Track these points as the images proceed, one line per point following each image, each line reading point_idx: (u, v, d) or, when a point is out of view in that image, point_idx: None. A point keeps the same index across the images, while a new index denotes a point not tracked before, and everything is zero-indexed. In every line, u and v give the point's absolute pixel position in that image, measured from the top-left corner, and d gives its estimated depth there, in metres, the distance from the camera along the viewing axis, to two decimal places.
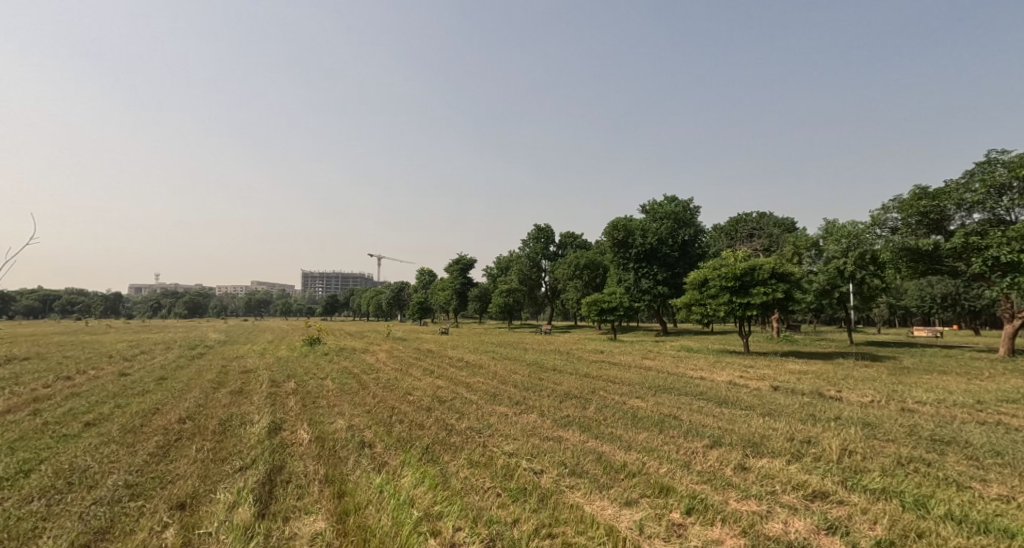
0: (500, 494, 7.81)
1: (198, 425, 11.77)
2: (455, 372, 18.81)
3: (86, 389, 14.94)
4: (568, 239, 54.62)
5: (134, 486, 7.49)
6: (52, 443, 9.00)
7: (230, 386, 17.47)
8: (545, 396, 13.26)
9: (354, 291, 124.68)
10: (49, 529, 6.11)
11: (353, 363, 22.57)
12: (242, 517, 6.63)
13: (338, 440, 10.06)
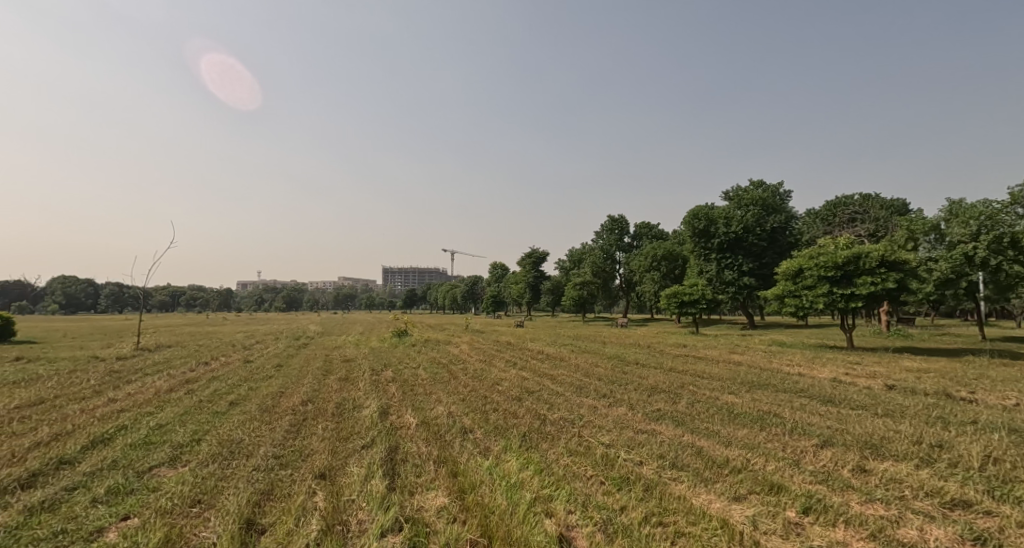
0: (603, 482, 7.95)
1: (317, 407, 12.89)
2: (538, 363, 19.13)
3: (222, 373, 16.85)
4: (643, 229, 52.90)
5: (281, 457, 8.43)
6: (208, 418, 10.29)
7: (337, 373, 18.98)
8: (632, 390, 13.20)
9: (432, 286, 128.59)
10: (227, 487, 7.09)
11: (439, 353, 23.55)
12: (378, 489, 7.31)
13: (442, 425, 10.64)
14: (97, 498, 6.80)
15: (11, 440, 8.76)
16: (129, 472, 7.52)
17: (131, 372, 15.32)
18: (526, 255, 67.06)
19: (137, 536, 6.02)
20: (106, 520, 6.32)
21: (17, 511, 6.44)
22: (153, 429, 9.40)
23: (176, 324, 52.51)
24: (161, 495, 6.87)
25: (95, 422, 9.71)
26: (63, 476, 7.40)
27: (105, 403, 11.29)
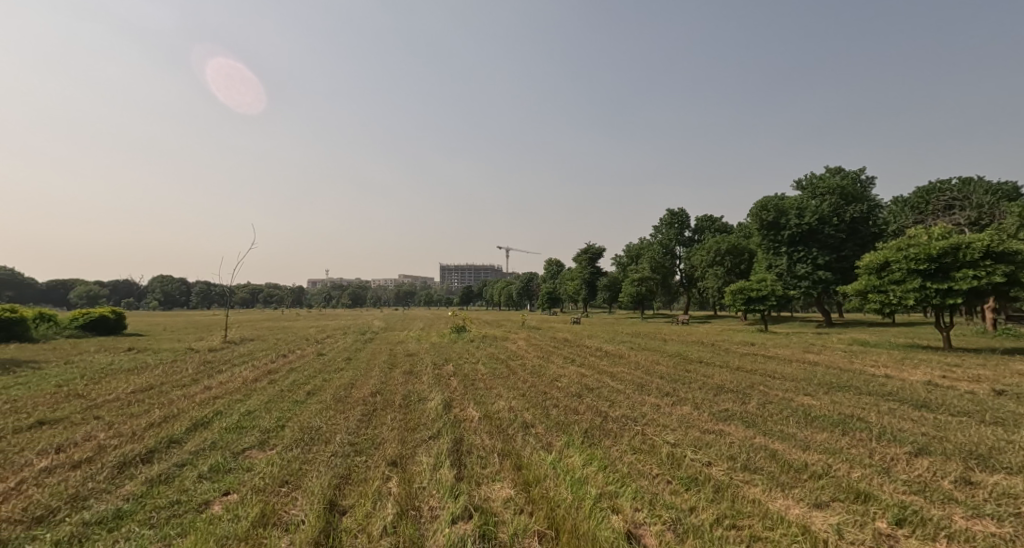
0: (670, 481, 7.78)
1: (385, 398, 13.37)
2: (596, 360, 18.99)
3: (299, 365, 17.88)
4: (705, 223, 51.18)
5: (356, 444, 8.83)
6: (290, 406, 10.93)
7: (402, 367, 19.61)
8: (697, 389, 12.82)
9: (488, 282, 129.67)
10: (310, 469, 7.54)
11: (497, 349, 23.79)
12: (448, 478, 7.51)
13: (504, 419, 10.75)
14: (201, 474, 7.39)
15: (128, 420, 9.66)
16: (227, 453, 8.12)
17: (222, 363, 16.54)
18: (582, 251, 66.39)
19: (237, 510, 6.49)
20: (211, 494, 6.86)
21: (139, 482, 7.10)
22: (243, 415, 10.09)
23: (255, 319, 56.06)
24: (255, 474, 7.39)
25: (195, 406, 10.55)
26: (171, 454, 8.09)
27: (202, 390, 12.23)
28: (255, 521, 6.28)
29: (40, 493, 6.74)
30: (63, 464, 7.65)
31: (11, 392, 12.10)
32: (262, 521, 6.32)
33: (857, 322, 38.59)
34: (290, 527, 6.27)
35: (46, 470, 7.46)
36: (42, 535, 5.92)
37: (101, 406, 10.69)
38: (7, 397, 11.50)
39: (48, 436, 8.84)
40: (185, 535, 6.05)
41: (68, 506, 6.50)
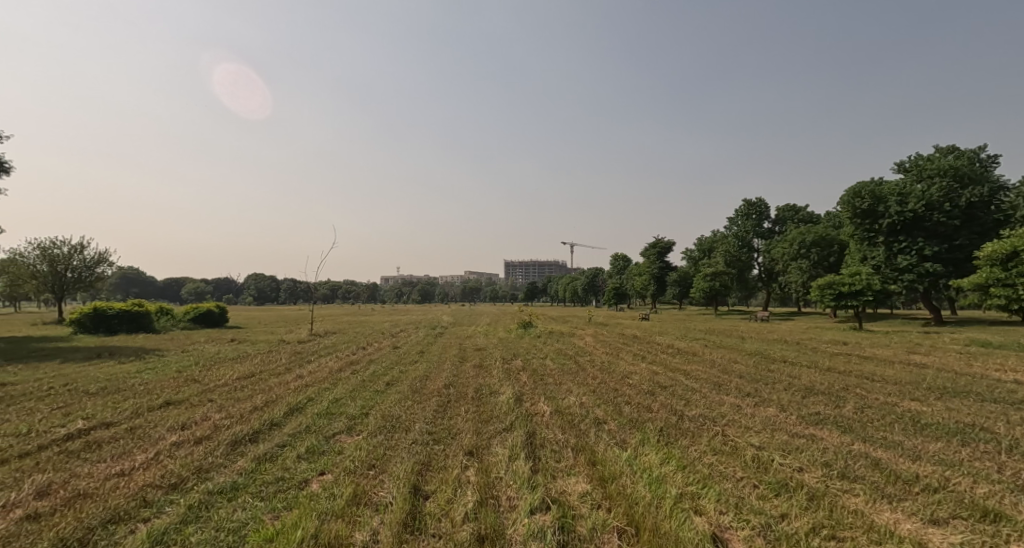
0: (756, 486, 7.45)
1: (458, 391, 13.67)
2: (668, 358, 18.49)
3: (376, 357, 18.70)
4: (788, 212, 48.42)
5: (434, 433, 9.12)
6: (371, 395, 11.44)
7: (472, 361, 20.02)
8: (781, 390, 12.15)
9: (554, 278, 129.10)
10: (394, 456, 7.91)
11: (565, 345, 23.72)
12: (524, 469, 7.61)
13: (576, 415, 10.69)
14: (299, 455, 7.91)
15: (235, 404, 10.50)
16: (320, 436, 8.65)
17: (309, 354, 17.61)
18: (650, 244, 64.62)
19: (333, 488, 6.91)
20: (309, 473, 7.34)
21: (249, 458, 7.70)
22: (332, 402, 10.69)
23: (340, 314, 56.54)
24: (346, 457, 7.84)
25: (289, 393, 11.30)
26: (273, 435, 8.71)
27: (295, 378, 13.06)
28: (349, 500, 6.66)
29: (171, 464, 7.48)
30: (186, 439, 8.43)
31: (138, 376, 13.47)
32: (355, 501, 6.68)
33: (977, 322, 33.15)
34: (379, 507, 6.59)
35: (172, 443, 8.26)
36: (175, 499, 6.56)
37: (212, 391, 11.68)
38: (136, 380, 12.82)
39: (172, 415, 9.77)
40: (290, 509, 6.50)
41: (193, 476, 7.16)
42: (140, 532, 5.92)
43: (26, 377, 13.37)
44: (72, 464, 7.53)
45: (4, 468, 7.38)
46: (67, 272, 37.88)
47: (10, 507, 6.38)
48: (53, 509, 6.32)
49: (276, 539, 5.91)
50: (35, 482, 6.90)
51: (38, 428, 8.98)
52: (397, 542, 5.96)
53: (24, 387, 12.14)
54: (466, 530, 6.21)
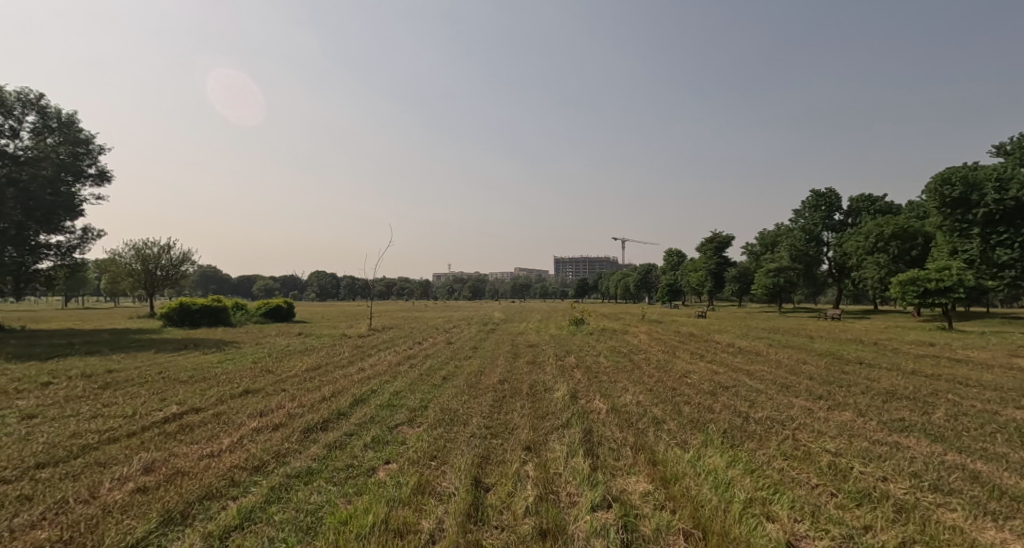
0: (834, 494, 7.13)
1: (513, 387, 13.75)
2: (729, 357, 17.90)
3: (432, 352, 19.11)
4: (862, 203, 45.55)
5: (491, 427, 9.25)
6: (430, 389, 11.71)
7: (524, 357, 20.09)
8: (858, 394, 11.51)
9: (604, 275, 127.38)
10: (454, 449, 8.09)
11: (618, 342, 23.39)
12: (584, 466, 7.60)
13: (633, 413, 10.53)
14: (365, 444, 8.23)
15: (305, 394, 11.03)
16: (383, 427, 8.97)
17: (370, 348, 18.21)
18: (708, 239, 62.64)
19: (399, 477, 7.15)
20: (376, 461, 7.63)
21: (320, 445, 8.10)
22: (392, 395, 11.04)
23: None
24: (408, 448, 8.11)
25: (354, 385, 11.76)
26: (341, 424, 9.10)
27: (358, 371, 13.56)
28: (414, 488, 6.87)
29: (253, 448, 7.95)
30: (265, 426, 8.94)
31: (220, 366, 14.38)
32: (420, 489, 6.89)
33: None
34: (443, 497, 6.76)
35: (254, 429, 8.77)
36: (259, 481, 6.97)
37: (285, 381, 12.31)
38: (218, 370, 13.69)
39: (251, 403, 10.38)
40: (361, 494, 6.77)
41: (273, 460, 7.58)
42: (231, 509, 6.31)
43: (125, 365, 14.54)
44: (170, 444, 8.13)
45: (114, 445, 8.05)
46: (156, 270, 40.87)
47: (122, 480, 6.94)
48: (157, 484, 6.83)
49: (350, 522, 6.16)
50: (140, 459, 7.50)
51: (140, 411, 9.77)
52: (462, 530, 6.11)
53: (125, 374, 13.23)
54: (528, 524, 6.27)
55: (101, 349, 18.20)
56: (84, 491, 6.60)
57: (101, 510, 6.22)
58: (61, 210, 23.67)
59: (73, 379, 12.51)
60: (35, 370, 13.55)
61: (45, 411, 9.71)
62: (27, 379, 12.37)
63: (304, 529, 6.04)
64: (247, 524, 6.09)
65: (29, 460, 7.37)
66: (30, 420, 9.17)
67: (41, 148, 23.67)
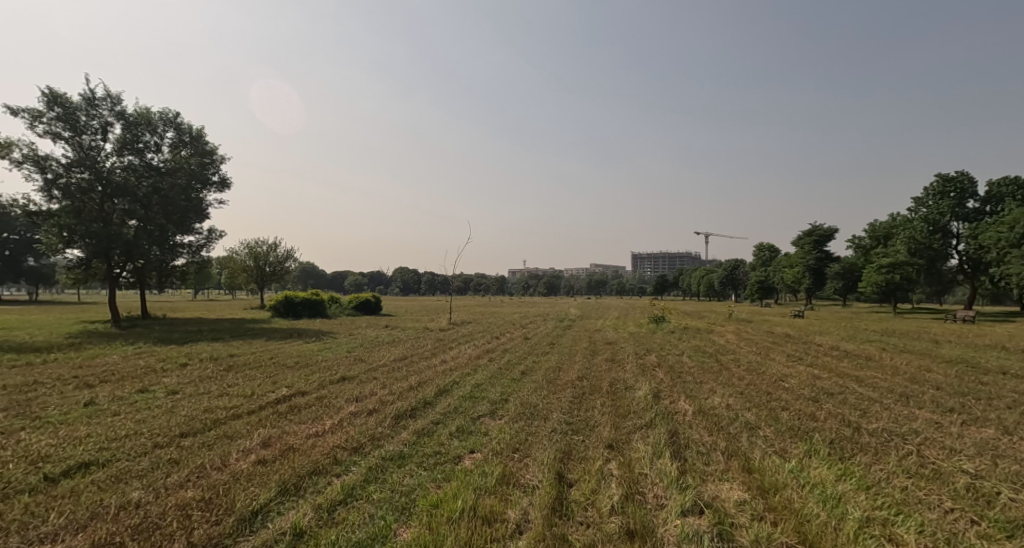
0: (973, 521, 6.15)
1: (593, 384, 13.31)
2: (833, 361, 16.33)
3: (509, 346, 19.05)
4: (1003, 188, 40.14)
5: (573, 423, 8.92)
6: (509, 383, 11.56)
7: (603, 354, 19.54)
8: (999, 409, 9.99)
9: (685, 271, 122.52)
10: (536, 443, 7.87)
11: (703, 342, 22.18)
12: (672, 468, 7.09)
13: (723, 416, 9.77)
14: (451, 433, 8.20)
15: (394, 382, 11.27)
16: (466, 418, 8.93)
17: (450, 341, 18.45)
18: (806, 232, 58.16)
19: (483, 466, 7.04)
20: (461, 450, 7.58)
21: (410, 431, 8.17)
22: (474, 386, 11.03)
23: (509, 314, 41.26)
24: (492, 439, 7.99)
25: (436, 376, 11.85)
26: (428, 412, 9.18)
27: (440, 362, 13.74)
28: (499, 479, 6.72)
29: (352, 430, 8.16)
30: (361, 410, 9.19)
31: (320, 354, 15.14)
32: (505, 480, 6.73)
33: None
34: (528, 489, 6.55)
35: (351, 413, 9.04)
36: (359, 461, 7.11)
37: (375, 370, 12.70)
38: (318, 357, 14.47)
39: (347, 389, 10.75)
40: (449, 480, 6.72)
41: (369, 442, 7.72)
42: (336, 485, 6.46)
43: (242, 350, 15.72)
44: (282, 423, 8.55)
45: (237, 421, 8.58)
46: (265, 267, 44.18)
47: (246, 452, 7.33)
48: (274, 458, 7.14)
49: (440, 506, 6.09)
50: (260, 434, 7.92)
51: (256, 392, 10.40)
52: (548, 524, 5.83)
53: (242, 358, 14.31)
54: (615, 523, 5.90)
55: (221, 335, 19.97)
56: (217, 459, 6.99)
57: (231, 476, 6.55)
58: (191, 213, 26.27)
59: (203, 360, 13.66)
60: (173, 351, 14.98)
61: (183, 388, 10.59)
62: (169, 360, 13.67)
63: (399, 509, 6.04)
64: (351, 500, 6.19)
65: (174, 429, 7.97)
66: (173, 395, 10.02)
67: (178, 160, 26.01)
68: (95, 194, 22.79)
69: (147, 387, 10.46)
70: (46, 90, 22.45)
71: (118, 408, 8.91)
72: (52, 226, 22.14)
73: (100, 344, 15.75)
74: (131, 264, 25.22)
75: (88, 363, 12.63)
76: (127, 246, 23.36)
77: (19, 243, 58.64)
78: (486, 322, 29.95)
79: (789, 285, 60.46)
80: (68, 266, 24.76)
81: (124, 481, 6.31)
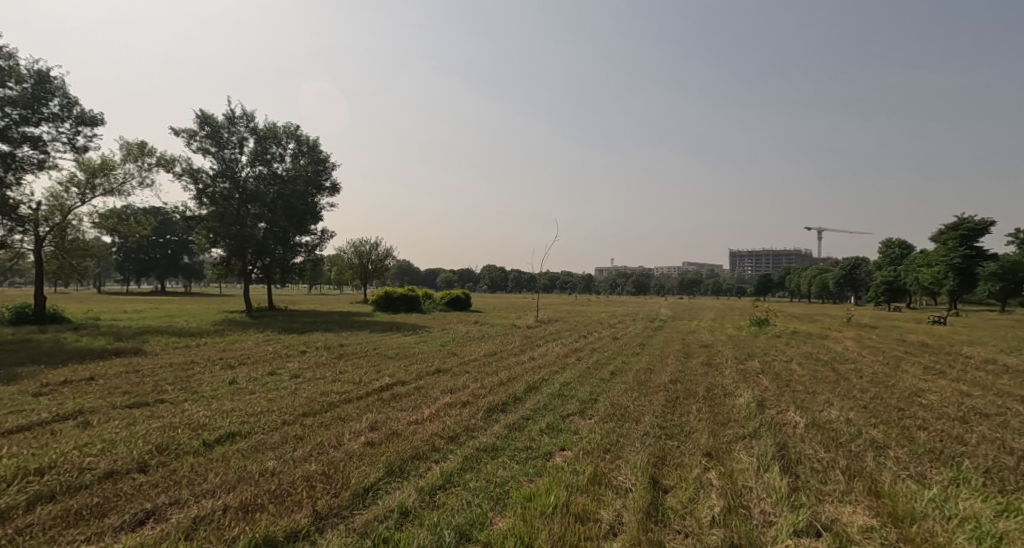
0: None
1: (687, 388, 12.87)
2: (983, 377, 14.45)
3: (599, 346, 18.91)
4: None
5: (666, 428, 8.73)
6: (599, 383, 11.52)
7: (699, 357, 18.79)
8: None
9: (794, 270, 113.80)
10: (628, 445, 7.83)
11: (815, 348, 20.57)
12: (782, 484, 6.72)
13: (841, 431, 9.08)
14: (541, 429, 8.38)
15: (486, 377, 11.65)
16: (556, 415, 9.06)
17: (539, 339, 18.67)
18: (954, 226, 51.55)
19: (575, 465, 7.13)
20: (552, 446, 7.73)
21: (502, 425, 8.45)
22: (563, 384, 11.14)
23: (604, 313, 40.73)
24: (583, 438, 8.05)
25: (527, 373, 12.11)
26: (519, 408, 9.42)
27: (529, 359, 14.00)
28: (591, 478, 6.78)
29: (448, 420, 8.58)
30: (456, 402, 9.62)
31: (416, 346, 15.95)
32: (597, 480, 6.78)
33: None
34: (621, 491, 6.55)
35: (447, 403, 9.50)
36: (455, 449, 7.49)
37: (469, 364, 13.17)
38: (415, 350, 15.27)
39: (442, 380, 11.28)
40: (541, 476, 6.87)
41: (464, 433, 8.07)
42: (435, 470, 6.85)
43: (350, 341, 16.98)
44: (386, 409, 9.18)
45: (348, 404, 9.34)
46: (367, 264, 47.09)
47: (356, 433, 7.97)
48: (381, 441, 7.70)
49: (534, 500, 6.27)
50: (367, 419, 8.56)
51: (362, 379, 11.22)
52: (643, 528, 5.78)
53: (350, 347, 15.47)
54: (716, 534, 5.73)
55: (332, 326, 21.66)
56: (334, 438, 7.67)
57: (345, 455, 7.17)
58: (309, 216, 28.80)
59: (318, 348, 14.96)
60: (294, 339, 16.55)
61: (304, 372, 11.68)
62: (290, 347, 15.10)
63: (494, 499, 6.29)
64: (449, 486, 6.53)
65: (297, 409, 8.83)
66: (295, 378, 11.08)
67: (299, 168, 28.57)
68: (234, 201, 25.98)
69: (274, 370, 11.65)
70: (198, 113, 25.58)
71: (253, 387, 10.05)
72: (202, 229, 25.50)
73: (237, 331, 17.75)
74: (261, 261, 28.17)
75: (228, 347, 14.33)
76: (258, 246, 26.16)
77: (177, 244, 67.64)
78: (584, 321, 29.70)
79: (926, 285, 53.87)
80: (214, 263, 28.22)
81: (260, 452, 7.11)
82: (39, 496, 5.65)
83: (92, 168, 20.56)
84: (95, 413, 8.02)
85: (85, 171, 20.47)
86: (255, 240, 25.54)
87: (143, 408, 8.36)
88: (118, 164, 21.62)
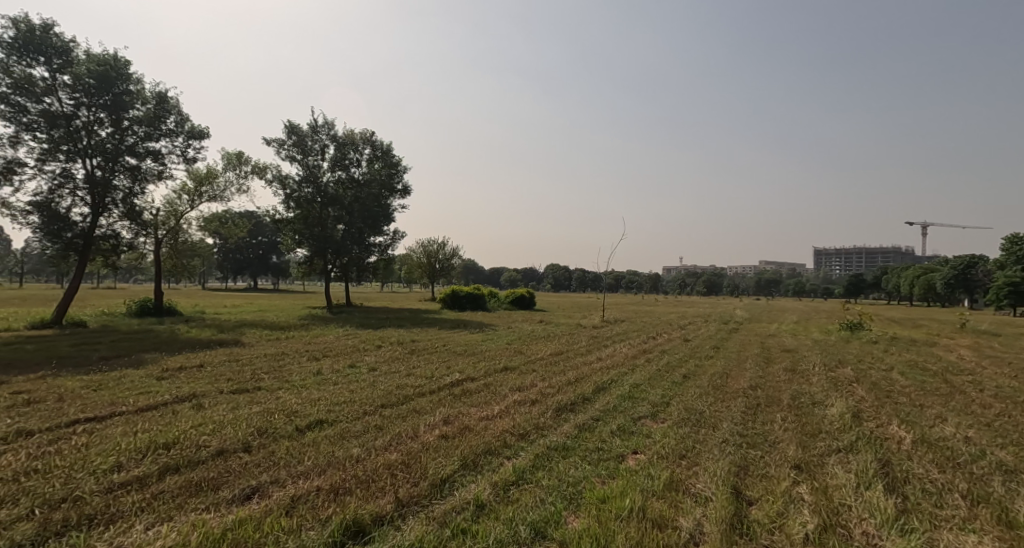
0: None
1: (768, 395, 12.26)
2: None
3: (669, 347, 18.42)
4: None
5: (747, 436, 8.38)
6: (671, 386, 11.25)
7: (782, 363, 17.81)
8: None
9: (892, 270, 104.71)
10: (704, 452, 7.60)
11: (920, 357, 18.83)
12: (886, 504, 6.27)
13: (958, 451, 8.30)
14: (613, 430, 8.30)
15: (555, 376, 11.69)
16: (627, 417, 8.96)
17: (606, 339, 18.46)
18: None
19: (649, 469, 7.02)
20: (624, 448, 7.64)
21: (572, 424, 8.46)
22: (633, 386, 10.97)
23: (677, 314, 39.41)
24: (656, 442, 7.90)
25: (596, 373, 12.01)
26: (588, 408, 9.38)
27: (597, 360, 13.89)
28: (668, 484, 6.64)
29: (518, 417, 8.70)
30: (525, 400, 9.72)
31: (484, 344, 16.23)
32: (673, 486, 6.64)
33: None
34: (700, 499, 6.37)
35: (517, 401, 9.63)
36: (526, 446, 7.58)
37: (536, 363, 13.25)
38: (483, 347, 15.54)
39: (511, 378, 11.42)
40: (614, 478, 6.82)
41: (535, 431, 8.16)
42: (508, 466, 6.97)
43: (422, 337, 17.55)
44: (458, 404, 9.43)
45: (422, 398, 9.68)
46: (436, 264, 48.35)
47: (431, 426, 8.25)
48: (454, 434, 7.93)
49: (609, 502, 6.24)
50: (441, 413, 8.83)
51: (435, 374, 11.56)
52: (727, 540, 5.60)
53: (422, 343, 16.01)
54: None
55: (404, 323, 22.52)
56: (410, 430, 7.99)
57: (421, 446, 7.45)
58: (383, 217, 30.03)
59: (393, 344, 15.60)
60: (371, 335, 17.34)
61: (381, 366, 12.21)
62: (369, 341, 15.84)
63: (568, 498, 6.31)
64: (522, 482, 6.62)
65: (376, 400, 9.26)
66: (373, 371, 11.61)
67: (374, 172, 29.86)
68: (316, 203, 27.58)
69: (354, 363, 12.27)
70: (287, 123, 27.42)
71: (336, 378, 10.63)
72: (289, 231, 27.29)
73: (321, 325, 18.88)
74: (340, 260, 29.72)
75: (314, 340, 15.27)
76: (337, 246, 27.64)
77: (267, 244, 72.71)
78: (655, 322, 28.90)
79: None
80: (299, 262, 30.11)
81: (346, 439, 7.53)
82: (167, 467, 6.30)
83: (199, 177, 22.49)
84: (205, 397, 8.81)
85: (193, 180, 22.40)
86: (335, 240, 27.05)
87: (244, 394, 9.09)
88: (220, 173, 23.53)
